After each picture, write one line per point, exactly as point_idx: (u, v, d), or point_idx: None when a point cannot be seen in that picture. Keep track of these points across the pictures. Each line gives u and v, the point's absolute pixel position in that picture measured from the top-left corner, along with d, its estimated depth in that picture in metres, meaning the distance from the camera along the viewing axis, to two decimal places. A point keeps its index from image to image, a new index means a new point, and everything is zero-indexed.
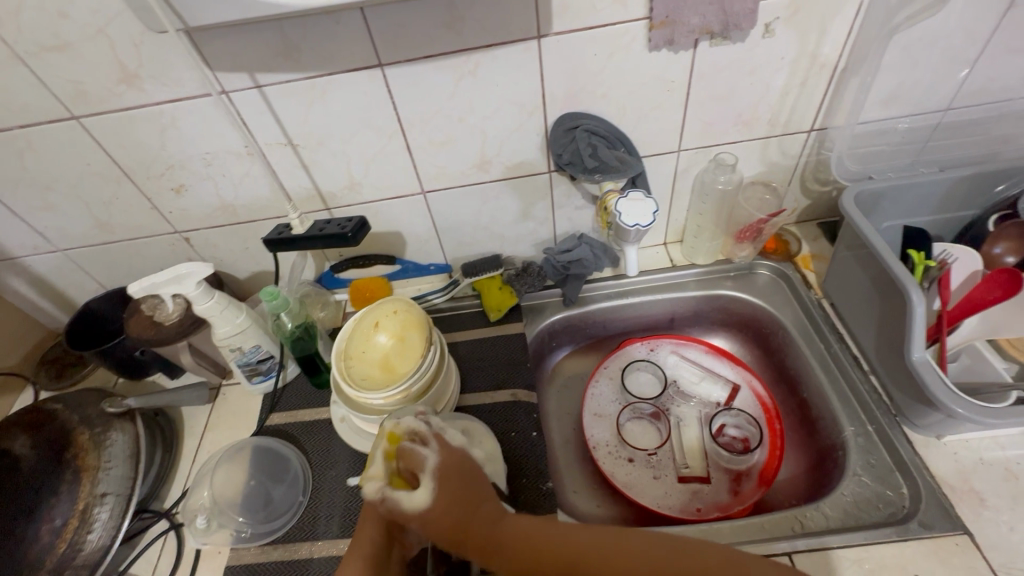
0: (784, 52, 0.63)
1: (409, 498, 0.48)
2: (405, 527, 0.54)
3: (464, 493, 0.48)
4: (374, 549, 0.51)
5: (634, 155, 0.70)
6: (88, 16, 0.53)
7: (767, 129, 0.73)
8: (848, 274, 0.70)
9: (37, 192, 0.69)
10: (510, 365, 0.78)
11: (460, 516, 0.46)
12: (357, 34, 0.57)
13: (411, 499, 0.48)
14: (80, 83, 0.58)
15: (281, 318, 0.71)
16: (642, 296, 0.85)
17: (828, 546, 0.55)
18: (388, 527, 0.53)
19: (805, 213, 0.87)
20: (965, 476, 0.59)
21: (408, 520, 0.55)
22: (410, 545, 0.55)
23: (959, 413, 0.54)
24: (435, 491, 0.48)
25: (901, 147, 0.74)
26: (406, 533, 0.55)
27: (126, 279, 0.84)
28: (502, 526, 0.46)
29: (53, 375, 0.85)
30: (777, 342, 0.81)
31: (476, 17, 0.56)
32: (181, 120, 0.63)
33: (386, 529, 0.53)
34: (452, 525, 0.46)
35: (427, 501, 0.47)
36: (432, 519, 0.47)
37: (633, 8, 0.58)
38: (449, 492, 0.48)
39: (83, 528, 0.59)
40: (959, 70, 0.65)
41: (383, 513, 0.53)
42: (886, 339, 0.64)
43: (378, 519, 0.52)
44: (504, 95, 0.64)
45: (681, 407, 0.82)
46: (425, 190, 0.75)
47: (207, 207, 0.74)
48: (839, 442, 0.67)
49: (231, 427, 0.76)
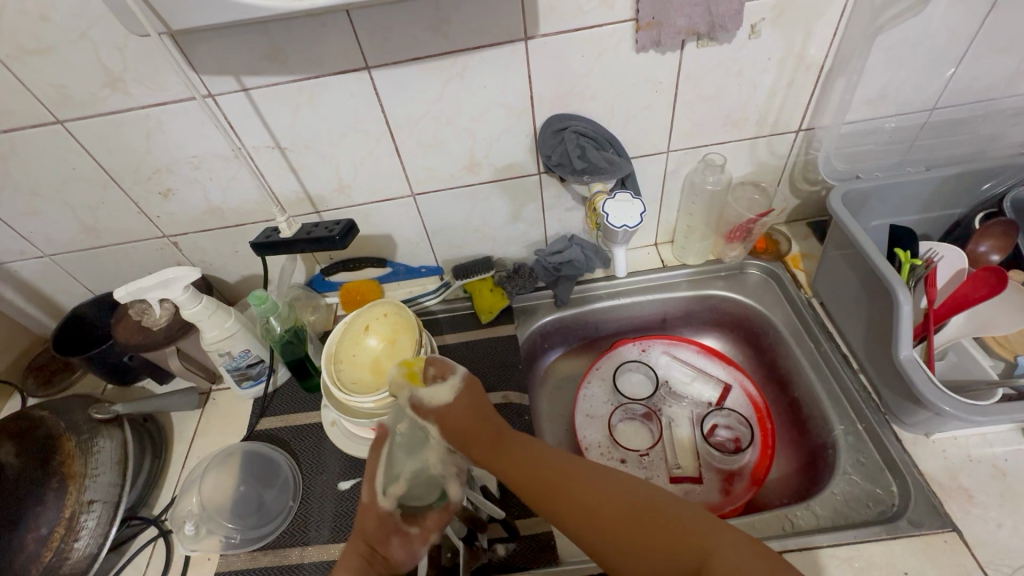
0: (771, 53, 0.64)
1: (433, 394, 0.55)
2: (390, 542, 0.50)
3: (482, 408, 0.55)
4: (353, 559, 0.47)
5: (623, 156, 0.70)
6: (71, 20, 0.53)
7: (755, 129, 0.73)
8: (837, 274, 0.71)
9: (22, 197, 0.68)
10: (501, 366, 0.78)
11: (473, 422, 0.53)
12: (344, 36, 0.56)
13: (436, 395, 0.55)
14: (63, 86, 0.58)
15: (270, 323, 0.71)
16: (634, 297, 0.86)
17: (817, 545, 0.56)
18: (372, 541, 0.50)
19: (795, 213, 0.87)
20: (954, 473, 0.59)
21: (395, 534, 0.51)
22: (396, 563, 0.49)
23: (946, 411, 0.54)
24: (460, 393, 0.55)
25: (888, 146, 0.75)
26: (390, 549, 0.50)
27: (115, 284, 0.84)
28: (511, 439, 0.52)
29: (41, 382, 0.84)
30: (768, 341, 0.81)
31: (462, 19, 0.56)
32: (166, 124, 0.63)
33: (369, 542, 0.49)
34: (469, 427, 0.53)
35: (449, 397, 0.55)
36: (453, 414, 0.54)
37: (620, 9, 0.58)
38: (472, 397, 0.55)
39: (70, 536, 0.58)
40: (945, 69, 0.66)
41: (368, 527, 0.50)
42: (874, 338, 0.64)
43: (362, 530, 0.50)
44: (492, 97, 0.64)
45: (673, 407, 0.82)
46: (415, 192, 0.74)
47: (196, 211, 0.73)
48: (829, 441, 0.67)
49: (221, 432, 0.76)
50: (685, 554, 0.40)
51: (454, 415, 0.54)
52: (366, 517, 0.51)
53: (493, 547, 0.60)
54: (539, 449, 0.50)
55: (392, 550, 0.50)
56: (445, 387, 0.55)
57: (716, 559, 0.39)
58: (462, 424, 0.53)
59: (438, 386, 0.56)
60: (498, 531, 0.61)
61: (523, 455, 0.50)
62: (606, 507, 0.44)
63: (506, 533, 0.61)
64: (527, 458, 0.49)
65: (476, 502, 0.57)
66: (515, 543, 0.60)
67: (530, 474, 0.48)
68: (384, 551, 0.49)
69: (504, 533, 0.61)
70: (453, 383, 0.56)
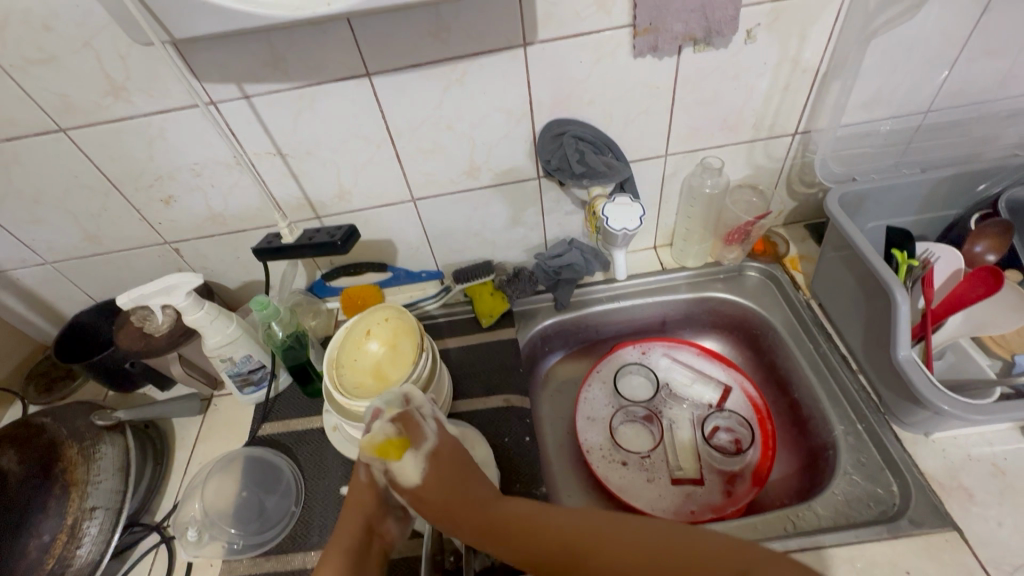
0: (767, 58, 0.64)
1: (405, 471, 0.50)
2: (386, 522, 0.53)
3: (456, 473, 0.50)
4: (357, 542, 0.50)
5: (622, 159, 0.71)
6: (74, 29, 0.53)
7: (753, 132, 0.73)
8: (835, 274, 0.71)
9: (24, 205, 0.69)
10: (502, 370, 0.78)
11: (449, 496, 0.49)
12: (344, 43, 0.57)
13: (406, 472, 0.50)
14: (67, 95, 0.58)
15: (272, 328, 0.71)
16: (633, 299, 0.86)
17: (821, 545, 0.56)
18: (371, 517, 0.52)
19: (792, 215, 0.88)
20: (954, 473, 0.59)
21: (391, 514, 0.54)
22: (390, 539, 0.54)
23: (945, 409, 0.54)
24: (428, 470, 0.50)
25: (884, 149, 0.76)
26: (386, 526, 0.53)
27: (116, 291, 0.84)
28: (498, 507, 0.47)
29: (42, 389, 0.84)
30: (767, 343, 0.82)
31: (462, 26, 0.57)
32: (168, 131, 0.63)
33: (368, 522, 0.52)
34: (447, 500, 0.48)
35: (420, 475, 0.50)
36: (428, 489, 0.49)
37: (617, 15, 0.58)
38: (453, 463, 0.51)
39: (72, 543, 0.58)
40: (938, 72, 0.66)
41: (367, 505, 0.52)
42: (873, 338, 0.65)
43: (365, 511, 0.51)
44: (492, 103, 0.65)
45: (673, 410, 0.83)
46: (415, 197, 0.75)
47: (197, 217, 0.74)
48: (830, 441, 0.67)
49: (222, 438, 0.76)
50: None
51: (430, 489, 0.49)
52: (368, 495, 0.52)
53: None
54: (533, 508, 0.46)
55: (388, 528, 0.53)
56: (414, 462, 0.51)
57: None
58: (439, 500, 0.49)
59: (407, 463, 0.50)
60: None
61: (520, 525, 0.45)
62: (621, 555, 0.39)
63: None
64: (525, 529, 0.44)
65: None
66: None
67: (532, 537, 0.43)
68: (381, 529, 0.53)
69: None
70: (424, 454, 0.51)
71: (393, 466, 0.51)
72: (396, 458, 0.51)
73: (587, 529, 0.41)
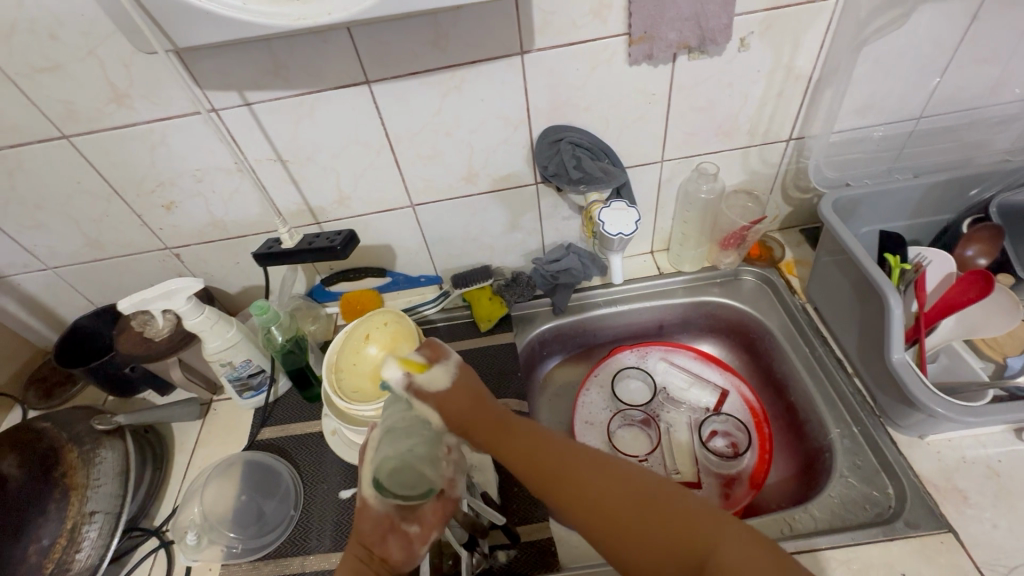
0: (761, 65, 0.65)
1: (432, 380, 0.51)
2: (387, 542, 0.48)
3: (474, 392, 0.51)
4: (354, 564, 0.47)
5: (618, 165, 0.71)
6: (78, 38, 0.54)
7: (747, 139, 0.74)
8: (830, 278, 0.72)
9: (26, 211, 0.69)
10: (501, 375, 0.79)
11: (469, 409, 0.50)
12: (345, 52, 0.58)
13: (435, 379, 0.51)
14: (70, 102, 0.59)
15: (272, 332, 0.72)
16: (632, 303, 0.87)
17: (819, 547, 0.56)
18: (369, 541, 0.48)
19: (788, 220, 0.89)
20: (949, 475, 0.60)
21: (391, 533, 0.48)
22: (396, 563, 0.47)
23: (939, 413, 0.55)
24: (458, 377, 0.52)
25: (877, 154, 0.77)
26: (387, 549, 0.48)
27: (116, 296, 0.84)
28: (511, 426, 0.49)
29: (41, 394, 0.84)
30: (763, 347, 0.82)
31: (461, 34, 0.58)
32: (170, 138, 0.64)
33: (366, 543, 0.48)
34: (467, 418, 0.50)
35: (446, 384, 0.51)
36: (452, 401, 0.50)
37: (613, 24, 0.59)
38: (470, 381, 0.52)
39: (71, 547, 0.58)
40: (930, 79, 0.67)
41: (365, 528, 0.49)
42: (868, 341, 0.65)
43: (361, 532, 0.49)
44: (490, 110, 0.66)
45: (671, 413, 0.83)
46: (414, 203, 0.76)
47: (197, 223, 0.74)
48: (826, 443, 0.68)
49: (222, 442, 0.76)
50: (690, 551, 0.39)
51: (453, 404, 0.50)
52: (363, 519, 0.49)
53: (495, 553, 0.60)
54: (541, 433, 0.49)
55: (390, 551, 0.48)
56: (442, 371, 0.51)
57: (721, 559, 0.38)
58: (461, 411, 0.50)
59: (435, 372, 0.51)
60: (499, 538, 0.61)
61: (529, 441, 0.48)
62: (615, 495, 0.43)
63: (507, 539, 0.61)
64: (532, 447, 0.47)
65: (477, 508, 0.58)
66: (517, 549, 0.60)
67: (535, 461, 0.46)
68: (384, 551, 0.48)
69: (505, 539, 0.61)
70: (449, 368, 0.52)
71: (418, 380, 0.50)
72: (421, 371, 0.51)
73: (587, 465, 0.45)
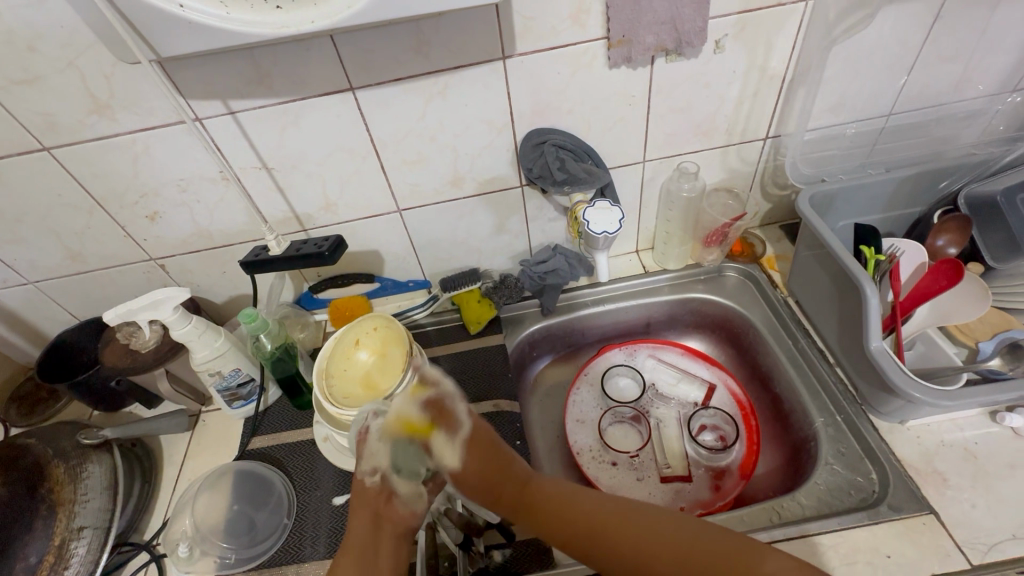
0: (735, 66, 0.67)
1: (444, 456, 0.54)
2: (392, 504, 0.53)
3: (487, 452, 0.55)
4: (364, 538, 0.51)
5: (602, 166, 0.73)
6: (59, 50, 0.54)
7: (725, 138, 0.76)
8: (809, 272, 0.74)
9: (7, 225, 0.68)
10: (492, 376, 0.79)
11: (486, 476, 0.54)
12: (328, 60, 0.59)
13: (445, 453, 0.54)
14: (51, 114, 0.58)
15: (260, 341, 0.72)
16: (619, 302, 0.88)
17: (809, 533, 0.57)
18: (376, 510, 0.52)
19: (768, 217, 0.91)
20: (928, 458, 0.61)
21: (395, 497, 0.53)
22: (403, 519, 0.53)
23: (917, 397, 0.57)
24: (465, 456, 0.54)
25: (850, 150, 0.79)
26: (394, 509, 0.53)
27: (100, 309, 0.83)
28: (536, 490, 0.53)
29: (24, 411, 0.83)
30: (748, 341, 0.84)
31: (442, 40, 0.59)
32: (154, 148, 0.64)
33: (373, 513, 0.52)
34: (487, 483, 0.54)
35: (458, 462, 0.54)
36: (464, 474, 0.54)
37: (592, 29, 0.61)
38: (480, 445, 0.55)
39: (59, 564, 0.57)
40: (898, 77, 0.70)
41: (368, 501, 0.53)
42: (848, 332, 0.67)
43: (366, 506, 0.53)
44: (474, 115, 0.67)
45: (661, 409, 0.84)
46: (401, 208, 0.76)
47: (182, 233, 0.74)
48: (811, 433, 0.69)
49: (210, 454, 0.75)
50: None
51: (471, 472, 0.54)
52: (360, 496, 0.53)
53: (490, 553, 0.60)
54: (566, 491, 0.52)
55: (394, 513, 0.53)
56: (452, 448, 0.54)
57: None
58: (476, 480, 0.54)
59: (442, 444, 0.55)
60: (495, 537, 0.62)
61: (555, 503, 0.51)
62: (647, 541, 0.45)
63: (502, 538, 0.61)
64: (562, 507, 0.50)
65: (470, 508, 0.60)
66: (512, 548, 0.61)
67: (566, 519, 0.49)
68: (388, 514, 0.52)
69: (501, 538, 0.61)
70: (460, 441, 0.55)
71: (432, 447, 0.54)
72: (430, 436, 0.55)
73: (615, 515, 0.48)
